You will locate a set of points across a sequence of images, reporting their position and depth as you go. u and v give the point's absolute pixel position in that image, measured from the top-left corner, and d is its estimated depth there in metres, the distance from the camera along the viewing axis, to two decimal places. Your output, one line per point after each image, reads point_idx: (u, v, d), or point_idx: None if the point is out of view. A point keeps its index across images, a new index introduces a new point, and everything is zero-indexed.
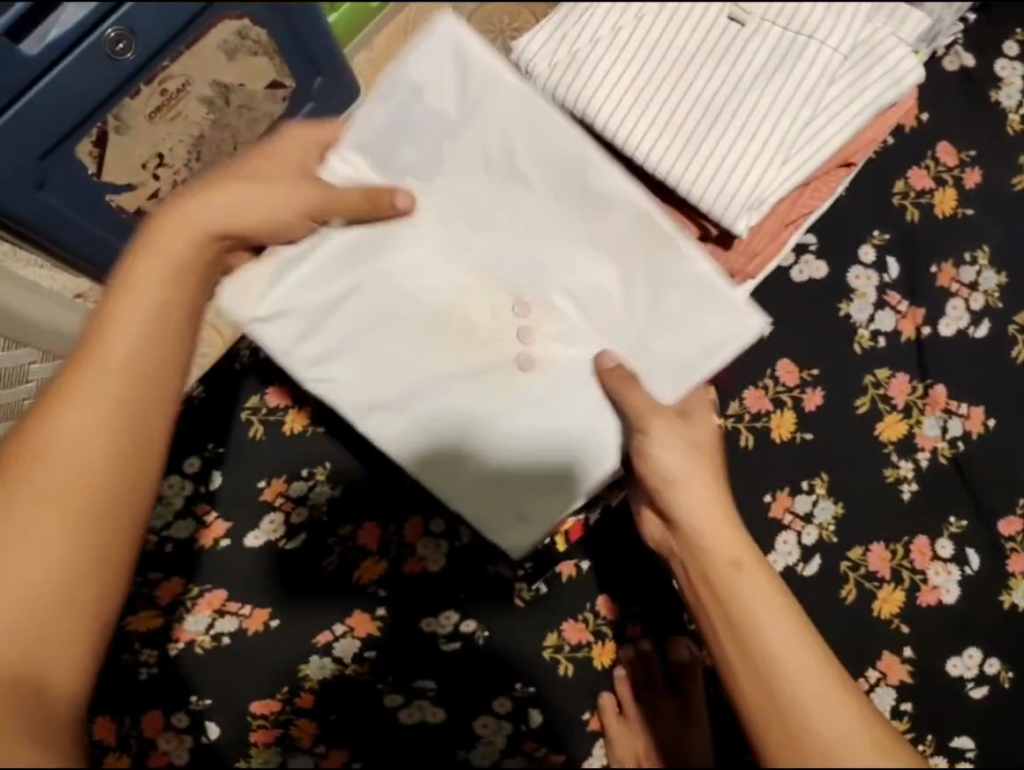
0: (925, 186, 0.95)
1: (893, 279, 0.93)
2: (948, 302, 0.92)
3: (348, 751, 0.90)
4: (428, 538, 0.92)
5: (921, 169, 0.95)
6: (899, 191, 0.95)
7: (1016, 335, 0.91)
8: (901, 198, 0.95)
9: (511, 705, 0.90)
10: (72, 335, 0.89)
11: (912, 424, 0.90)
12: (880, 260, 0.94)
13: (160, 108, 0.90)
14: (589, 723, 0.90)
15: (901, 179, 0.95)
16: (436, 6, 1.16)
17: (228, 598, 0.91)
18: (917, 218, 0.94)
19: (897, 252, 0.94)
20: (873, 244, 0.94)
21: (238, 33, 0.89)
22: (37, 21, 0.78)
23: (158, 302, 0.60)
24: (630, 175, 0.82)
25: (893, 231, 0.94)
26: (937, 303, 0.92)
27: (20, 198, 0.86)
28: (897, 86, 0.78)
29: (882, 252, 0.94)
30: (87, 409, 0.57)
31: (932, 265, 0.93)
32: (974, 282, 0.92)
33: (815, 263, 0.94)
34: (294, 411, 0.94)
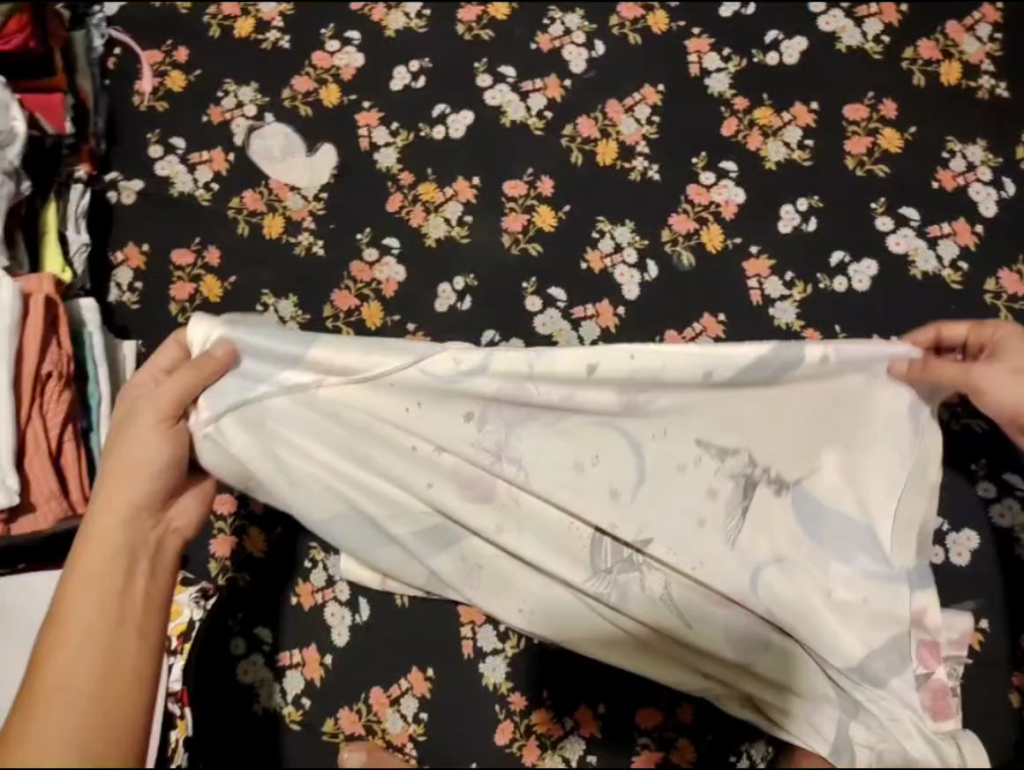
0: (936, 57, 0.94)
1: (903, 261, 0.89)
2: (1010, 219, 0.89)
3: (328, 704, 0.86)
4: (361, 287, 0.95)
5: (1014, 272, 0.87)
6: (991, 290, 0.87)
7: (992, 302, 0.87)
8: (993, 297, 0.87)
9: (348, 591, 0.88)
10: (254, 280, 0.97)
11: (982, 228, 0.89)
12: (937, 237, 0.89)
13: (468, 31, 1.01)
14: (521, 760, 0.82)
15: (997, 280, 0.88)
16: (575, 229, 0.94)
17: (346, 714, 0.85)
18: (985, 109, 0.92)
19: (972, 260, 0.88)
20: (976, 188, 0.90)
21: (545, 18, 1.00)
22: (468, 102, 0.99)
23: (625, 130, 0.95)
24: (546, 160, 0.96)
25: (980, 329, 0.86)
26: (967, 203, 0.89)
27: (311, 227, 0.98)
28: (987, 204, 0.89)
29: (933, 147, 0.91)
30: (616, 84, 0.97)
31: (981, 137, 0.91)
32: (975, 169, 0.90)
33: (865, 270, 0.89)
34: (298, 234, 0.98)
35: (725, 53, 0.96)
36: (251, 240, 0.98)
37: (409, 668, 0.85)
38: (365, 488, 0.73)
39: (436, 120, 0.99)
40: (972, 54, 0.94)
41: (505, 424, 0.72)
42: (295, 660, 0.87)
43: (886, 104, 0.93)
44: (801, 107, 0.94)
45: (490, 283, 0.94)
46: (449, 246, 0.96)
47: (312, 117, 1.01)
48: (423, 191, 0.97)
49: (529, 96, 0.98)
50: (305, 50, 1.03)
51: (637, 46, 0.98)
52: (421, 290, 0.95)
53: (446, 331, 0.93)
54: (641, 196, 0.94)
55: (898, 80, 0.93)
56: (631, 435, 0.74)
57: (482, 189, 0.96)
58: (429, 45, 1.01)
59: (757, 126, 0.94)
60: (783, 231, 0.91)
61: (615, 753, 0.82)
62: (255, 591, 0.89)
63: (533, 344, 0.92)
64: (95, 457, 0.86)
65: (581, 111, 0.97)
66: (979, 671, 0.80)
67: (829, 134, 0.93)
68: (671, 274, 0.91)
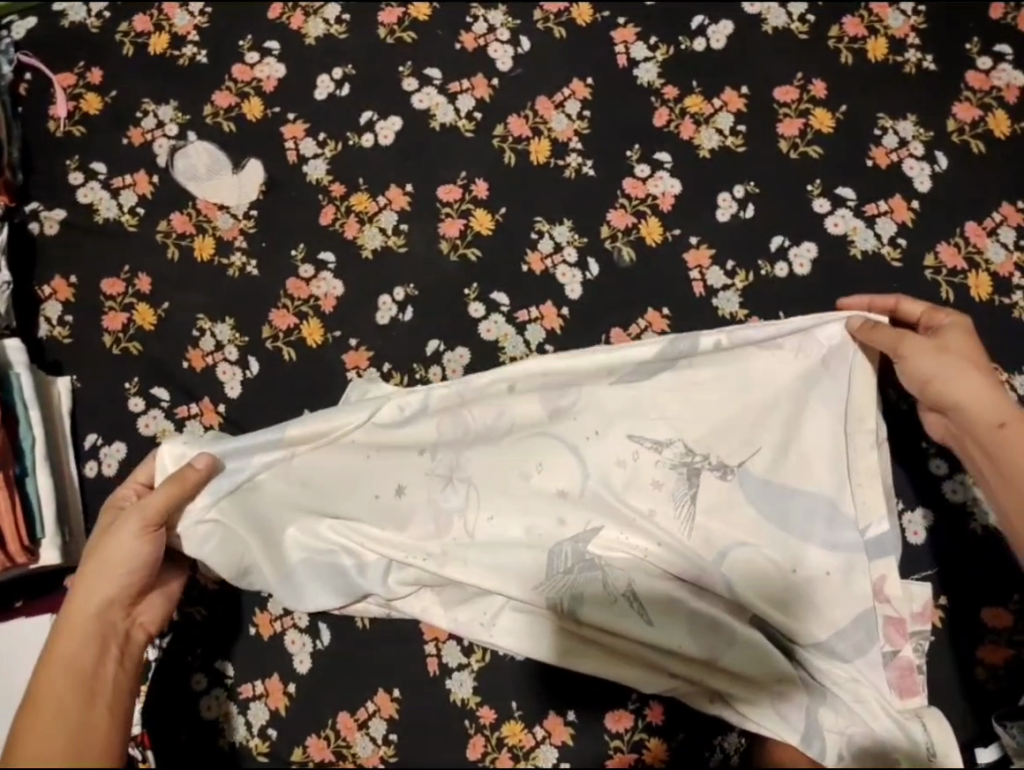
0: (862, 33, 0.93)
1: (841, 242, 0.88)
2: (944, 192, 0.88)
3: (294, 733, 0.83)
4: (298, 304, 0.93)
5: (952, 245, 0.87)
6: (930, 265, 0.87)
7: (932, 277, 0.87)
8: (932, 273, 0.87)
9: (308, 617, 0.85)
10: (188, 305, 0.94)
11: (918, 204, 0.88)
12: (873, 216, 0.88)
13: (390, 35, 0.98)
14: None
15: (935, 254, 0.88)
16: (513, 231, 0.92)
17: (314, 742, 0.83)
18: (913, 83, 0.91)
19: (911, 236, 0.88)
20: (910, 163, 0.89)
21: (468, 16, 0.98)
22: (395, 106, 0.96)
23: (556, 126, 0.94)
24: (478, 161, 0.94)
25: (921, 305, 0.86)
26: (901, 179, 0.89)
27: (243, 246, 0.95)
28: (921, 179, 0.89)
29: (864, 125, 0.91)
30: (545, 80, 0.95)
31: (911, 112, 0.91)
32: (908, 145, 0.90)
33: (805, 253, 0.88)
34: (230, 254, 0.95)
35: (652, 42, 0.95)
36: (182, 265, 0.95)
37: (374, 690, 0.84)
38: (349, 530, 0.83)
39: (363, 127, 0.96)
40: (898, 29, 0.93)
41: (452, 450, 0.84)
42: (257, 691, 0.84)
43: (816, 85, 0.92)
44: (731, 92, 0.93)
45: (430, 292, 0.92)
46: (385, 256, 0.93)
47: (236, 132, 0.98)
48: (356, 202, 0.95)
49: (457, 98, 0.96)
50: (224, 63, 1.00)
51: (563, 40, 0.96)
52: (360, 304, 0.92)
53: (389, 344, 0.91)
54: (577, 194, 0.92)
55: (826, 59, 0.93)
56: (571, 442, 0.83)
57: (415, 196, 0.94)
58: (352, 51, 0.98)
59: (688, 115, 0.93)
60: (721, 219, 0.90)
61: (587, 759, 0.81)
62: (212, 625, 0.86)
63: (478, 352, 0.90)
64: (33, 503, 0.82)
65: (511, 110, 0.95)
66: (939, 647, 0.81)
67: (761, 117, 0.92)
68: (612, 271, 0.90)
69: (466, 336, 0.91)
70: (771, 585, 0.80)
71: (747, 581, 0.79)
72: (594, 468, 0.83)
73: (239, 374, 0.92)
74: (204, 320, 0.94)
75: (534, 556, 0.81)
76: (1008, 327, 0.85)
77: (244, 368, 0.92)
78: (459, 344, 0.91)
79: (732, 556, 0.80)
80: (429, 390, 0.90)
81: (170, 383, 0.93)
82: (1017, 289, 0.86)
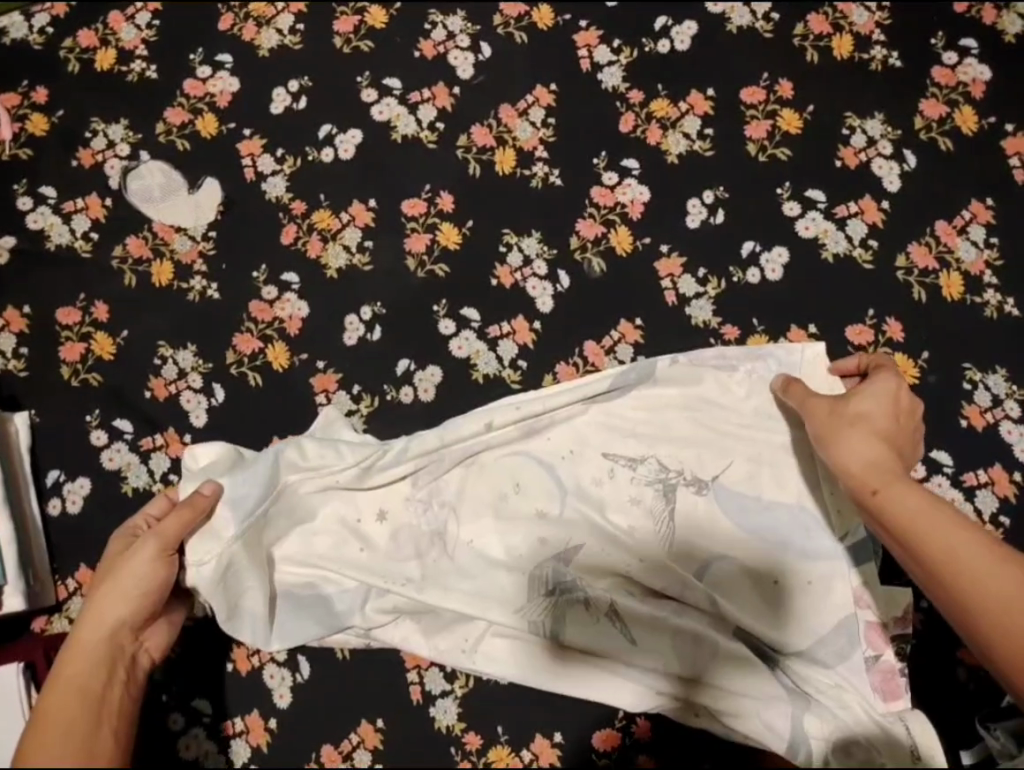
0: (827, 30, 0.92)
1: (813, 245, 0.87)
2: (914, 191, 0.88)
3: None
4: (262, 328, 0.90)
5: (923, 245, 0.87)
6: (902, 266, 0.86)
7: (904, 278, 0.86)
8: (905, 274, 0.86)
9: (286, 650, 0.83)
10: (148, 333, 0.91)
11: (888, 204, 0.88)
12: (843, 217, 0.87)
13: (346, 44, 0.95)
14: None
15: (906, 254, 0.87)
16: (481, 245, 0.90)
17: None
18: (880, 81, 0.90)
19: (881, 237, 0.87)
20: (878, 162, 0.89)
21: (426, 23, 0.95)
22: (354, 118, 0.94)
23: (520, 134, 0.92)
24: (442, 173, 0.92)
25: (894, 306, 0.85)
26: (871, 179, 0.88)
27: (203, 269, 0.92)
28: (890, 178, 0.88)
29: (832, 125, 0.90)
30: (508, 87, 0.93)
31: (879, 110, 0.90)
32: (876, 144, 0.89)
33: (776, 258, 0.87)
34: (189, 278, 0.92)
35: (615, 45, 0.93)
36: (140, 291, 0.92)
37: (357, 720, 0.82)
38: (331, 561, 0.82)
39: (322, 141, 0.93)
40: (862, 25, 0.92)
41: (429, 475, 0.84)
42: (237, 728, 0.82)
43: (783, 84, 0.91)
44: (697, 95, 0.91)
45: (398, 310, 0.90)
46: (351, 274, 0.91)
47: (190, 150, 0.94)
48: (318, 220, 0.92)
49: (418, 108, 0.93)
50: (174, 79, 0.96)
51: (524, 44, 0.94)
52: (327, 325, 0.90)
53: (358, 365, 0.89)
54: (545, 204, 0.90)
55: (791, 57, 0.91)
56: (547, 464, 0.84)
57: (379, 211, 0.92)
58: (307, 62, 0.95)
59: (654, 119, 0.91)
60: (691, 226, 0.89)
61: None
62: (188, 662, 0.84)
63: (450, 370, 0.88)
64: None
65: (474, 119, 0.92)
66: (922, 650, 0.81)
67: (728, 120, 0.90)
68: (583, 282, 0.89)
69: (437, 355, 0.89)
70: (754, 595, 0.79)
71: (730, 594, 0.79)
72: (571, 485, 0.83)
73: (204, 402, 0.89)
74: (166, 347, 0.91)
75: (514, 579, 0.81)
76: (981, 326, 0.85)
77: (210, 396, 0.89)
78: (429, 362, 0.89)
79: (710, 569, 0.80)
80: (401, 411, 0.88)
81: (133, 414, 0.90)
82: (989, 287, 0.86)
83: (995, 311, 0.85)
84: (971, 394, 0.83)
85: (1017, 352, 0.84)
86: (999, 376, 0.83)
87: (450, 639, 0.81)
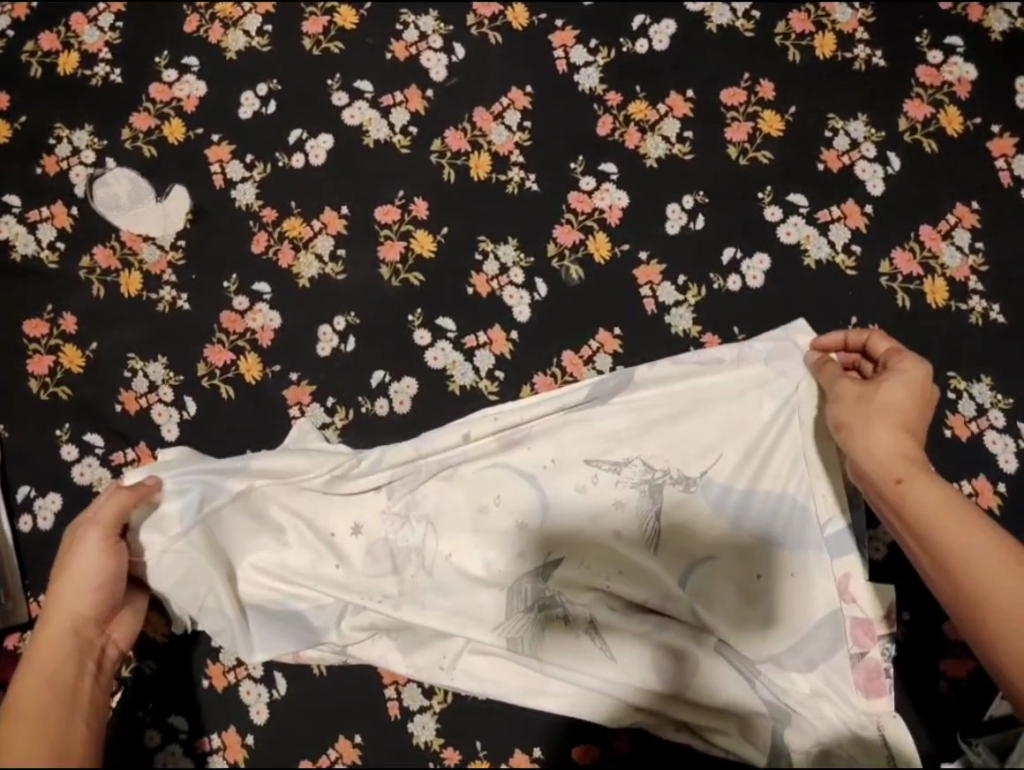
0: (809, 29, 0.90)
1: (795, 251, 0.85)
2: (898, 195, 0.86)
3: None
4: (234, 338, 0.88)
5: (907, 250, 0.85)
6: (885, 272, 0.85)
7: (887, 284, 0.84)
8: (888, 280, 0.84)
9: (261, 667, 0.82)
10: (117, 345, 0.89)
11: (871, 208, 0.86)
12: (825, 222, 0.86)
13: (316, 45, 0.93)
14: None
15: (890, 260, 0.85)
16: (457, 253, 0.88)
17: None
18: (863, 81, 0.88)
19: (864, 242, 0.85)
20: (862, 165, 0.87)
21: (398, 23, 0.93)
22: (325, 122, 0.91)
23: (496, 138, 0.90)
24: (416, 178, 0.90)
25: (877, 314, 0.84)
26: (853, 183, 0.86)
27: (172, 279, 0.90)
28: (874, 182, 0.86)
29: (814, 127, 0.87)
30: (483, 90, 0.90)
31: (862, 111, 0.88)
32: (859, 147, 0.87)
33: (758, 264, 0.85)
34: (158, 289, 0.90)
35: (592, 46, 0.91)
36: (109, 302, 0.90)
37: (335, 738, 0.81)
38: (305, 576, 0.81)
39: (293, 146, 0.91)
40: (845, 23, 0.90)
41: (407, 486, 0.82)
42: (213, 746, 0.81)
43: (763, 85, 0.89)
44: (676, 96, 0.89)
45: (372, 320, 0.88)
46: (323, 284, 0.89)
47: (157, 157, 0.92)
48: (289, 228, 0.90)
49: (390, 112, 0.91)
50: (140, 83, 0.94)
51: (499, 45, 0.91)
52: (299, 336, 0.88)
53: (332, 376, 0.87)
54: (521, 210, 0.88)
55: (772, 57, 0.89)
56: (527, 473, 0.81)
57: (352, 218, 0.90)
58: (277, 64, 0.93)
59: (633, 122, 0.89)
60: (671, 232, 0.87)
61: None
62: (162, 679, 0.83)
63: (426, 382, 0.87)
64: None
65: (448, 124, 0.90)
66: (904, 662, 0.80)
67: (707, 122, 0.88)
68: (561, 290, 0.87)
69: (413, 365, 0.87)
70: (737, 605, 0.78)
71: (713, 604, 0.78)
72: (554, 494, 0.81)
73: (176, 416, 0.88)
74: (136, 360, 0.89)
75: (491, 596, 0.80)
76: (965, 333, 0.83)
77: (181, 409, 0.88)
78: (405, 373, 0.87)
79: (693, 578, 0.78)
80: (376, 424, 0.86)
81: (103, 428, 0.88)
82: (974, 293, 0.84)
83: (980, 318, 0.83)
84: (955, 403, 0.82)
85: (1001, 359, 0.82)
86: (983, 384, 0.82)
87: (428, 654, 0.80)
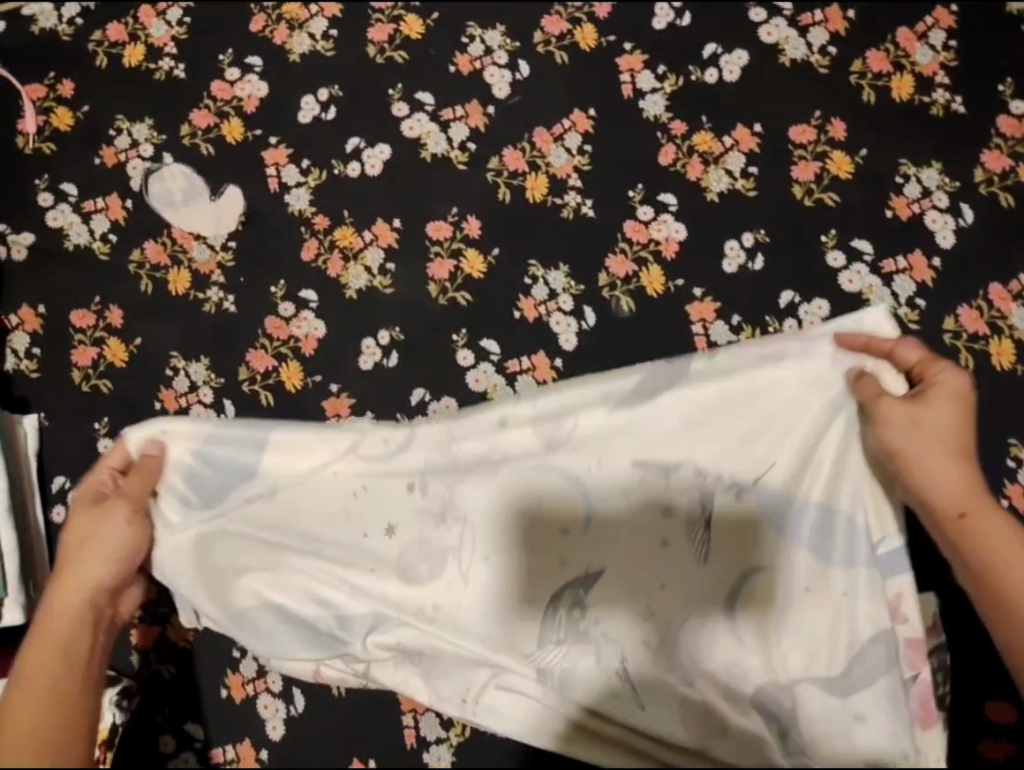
0: (887, 69, 0.87)
1: (856, 299, 0.83)
2: (968, 250, 0.83)
3: None
4: (277, 344, 0.88)
5: (974, 309, 0.82)
6: (949, 330, 0.82)
7: (950, 343, 0.81)
8: (952, 339, 0.81)
9: (281, 681, 0.82)
10: (161, 342, 0.89)
11: (939, 262, 0.83)
12: (890, 273, 0.83)
13: (380, 54, 0.92)
14: None
15: (955, 318, 0.82)
16: (507, 275, 0.87)
17: None
18: (939, 128, 0.85)
19: (929, 297, 0.82)
20: (932, 216, 0.84)
21: (465, 36, 0.91)
22: (384, 132, 0.90)
23: (555, 160, 0.88)
24: (471, 195, 0.88)
25: None
26: (922, 233, 0.83)
27: (220, 280, 0.90)
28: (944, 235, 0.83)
29: (885, 171, 0.85)
30: (545, 110, 0.89)
31: (936, 159, 0.85)
32: (931, 196, 0.84)
33: (816, 310, 0.83)
34: (206, 288, 0.90)
35: (659, 72, 0.88)
36: (156, 298, 0.90)
37: (348, 759, 0.81)
38: (335, 574, 0.75)
39: (350, 155, 0.90)
40: (925, 65, 0.86)
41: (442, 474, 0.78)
42: (228, 757, 0.81)
43: (835, 124, 0.86)
44: (743, 129, 0.86)
45: (416, 337, 0.87)
46: (370, 296, 0.88)
47: (214, 155, 0.92)
48: (340, 237, 0.89)
49: (450, 126, 0.90)
50: (202, 80, 0.93)
51: (564, 65, 0.90)
52: (343, 347, 0.87)
53: (372, 390, 0.86)
54: (575, 237, 0.87)
55: (846, 96, 0.86)
56: (574, 477, 0.76)
57: (404, 231, 0.89)
58: (339, 70, 0.92)
59: (696, 153, 0.87)
60: (728, 270, 0.84)
61: None
62: (181, 685, 0.83)
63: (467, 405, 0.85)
64: None
65: (508, 142, 0.89)
66: None
67: (773, 158, 0.86)
68: (611, 322, 0.85)
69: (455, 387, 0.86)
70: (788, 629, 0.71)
71: (772, 639, 0.72)
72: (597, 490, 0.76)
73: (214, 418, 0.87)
74: (179, 358, 0.89)
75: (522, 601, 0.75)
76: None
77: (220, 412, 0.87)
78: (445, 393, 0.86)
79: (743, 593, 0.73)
80: None
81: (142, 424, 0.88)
82: None
83: None
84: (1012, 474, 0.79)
85: None
86: None
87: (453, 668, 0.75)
